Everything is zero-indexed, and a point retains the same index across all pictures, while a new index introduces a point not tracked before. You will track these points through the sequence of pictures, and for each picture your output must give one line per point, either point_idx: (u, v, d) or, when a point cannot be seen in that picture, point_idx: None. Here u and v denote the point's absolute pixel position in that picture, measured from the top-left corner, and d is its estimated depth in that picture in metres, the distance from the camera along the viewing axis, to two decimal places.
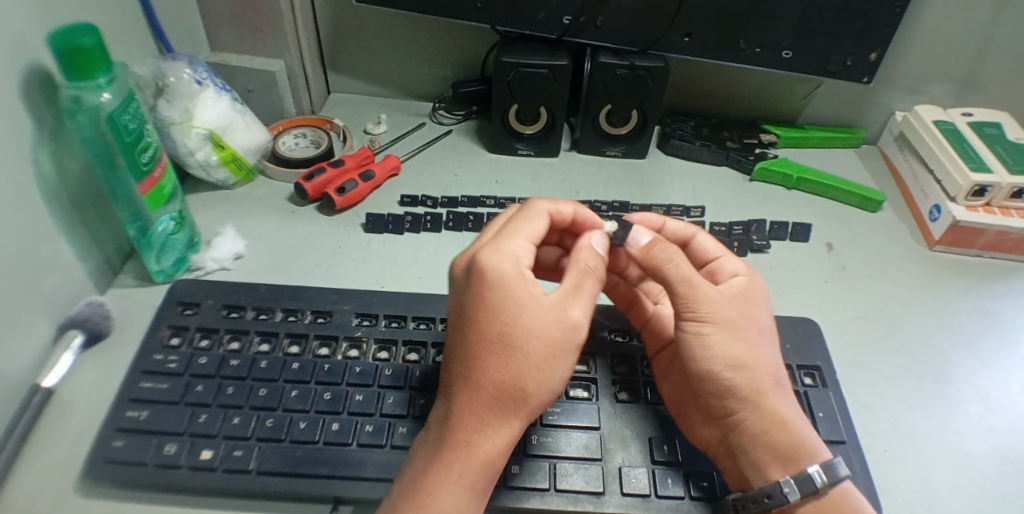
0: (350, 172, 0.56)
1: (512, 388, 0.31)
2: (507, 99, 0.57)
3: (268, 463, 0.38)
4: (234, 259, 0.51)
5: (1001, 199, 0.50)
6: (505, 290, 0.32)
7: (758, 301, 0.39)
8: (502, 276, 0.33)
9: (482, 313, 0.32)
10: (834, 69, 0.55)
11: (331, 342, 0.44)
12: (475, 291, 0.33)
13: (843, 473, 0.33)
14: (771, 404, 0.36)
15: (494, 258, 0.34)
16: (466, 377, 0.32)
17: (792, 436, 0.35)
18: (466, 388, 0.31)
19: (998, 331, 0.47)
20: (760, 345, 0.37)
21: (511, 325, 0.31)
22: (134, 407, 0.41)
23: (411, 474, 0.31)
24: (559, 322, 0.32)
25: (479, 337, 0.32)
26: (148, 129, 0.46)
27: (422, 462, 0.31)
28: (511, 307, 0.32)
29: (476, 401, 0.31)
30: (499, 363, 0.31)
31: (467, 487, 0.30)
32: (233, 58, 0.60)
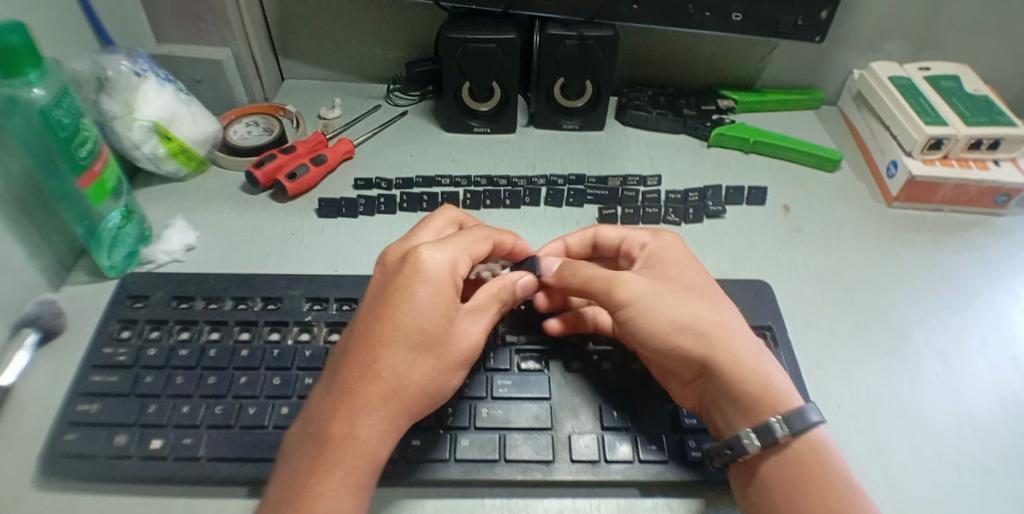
0: (300, 158, 0.55)
1: (409, 380, 0.33)
2: (457, 77, 0.56)
3: (218, 448, 0.38)
4: (186, 251, 0.51)
5: (959, 151, 0.50)
6: (431, 290, 0.34)
7: (681, 268, 0.40)
8: (436, 274, 0.35)
9: (398, 310, 0.33)
10: (785, 30, 0.54)
11: (281, 328, 0.44)
12: (401, 282, 0.34)
13: (810, 421, 0.31)
14: (726, 356, 0.34)
15: (425, 257, 0.36)
16: (365, 360, 0.33)
17: (759, 384, 0.34)
18: (365, 371, 0.32)
19: (953, 284, 0.47)
20: (703, 306, 0.37)
21: (417, 314, 0.34)
22: (85, 401, 0.40)
23: (290, 471, 0.31)
24: (467, 335, 0.36)
25: (387, 322, 0.33)
26: (84, 123, 0.45)
27: (300, 453, 0.31)
28: (423, 297, 0.34)
29: (370, 400, 0.32)
30: (400, 350, 0.33)
31: (353, 471, 0.30)
32: (179, 50, 0.59)
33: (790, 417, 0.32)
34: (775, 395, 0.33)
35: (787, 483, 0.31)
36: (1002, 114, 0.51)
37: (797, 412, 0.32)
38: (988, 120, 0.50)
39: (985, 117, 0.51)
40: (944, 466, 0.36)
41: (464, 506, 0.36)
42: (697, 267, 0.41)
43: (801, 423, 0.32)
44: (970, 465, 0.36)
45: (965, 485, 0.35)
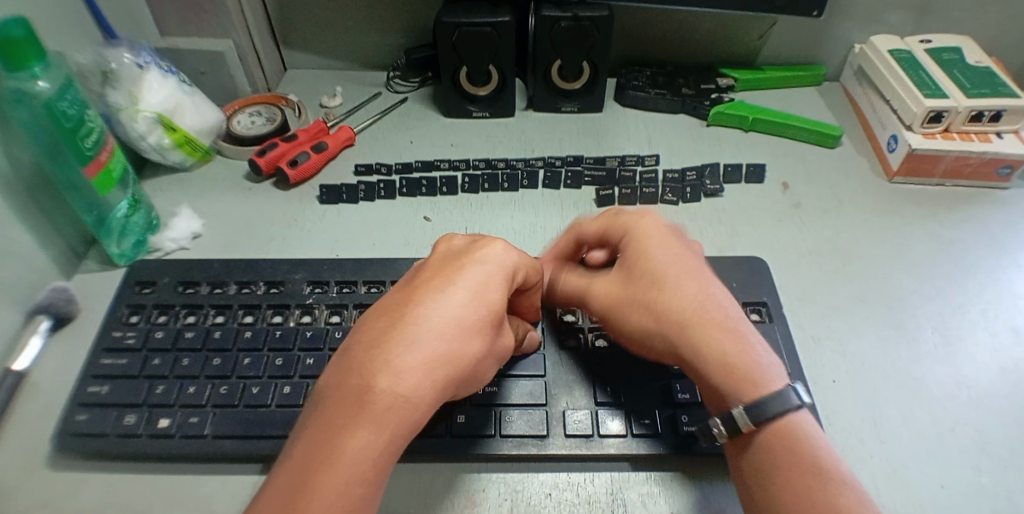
0: (302, 146, 0.56)
1: (467, 356, 0.29)
2: (454, 61, 0.56)
3: (222, 427, 0.39)
4: (192, 238, 0.52)
5: (961, 124, 0.50)
6: (503, 277, 0.31)
7: (657, 242, 0.37)
8: (507, 262, 0.32)
9: (469, 287, 0.30)
10: (782, 5, 0.53)
11: (284, 311, 0.45)
12: (473, 258, 0.31)
13: (771, 410, 0.30)
14: (689, 356, 0.33)
15: (486, 275, 0.30)
16: (397, 399, 0.26)
17: (746, 364, 0.32)
18: (391, 412, 0.26)
19: (953, 258, 0.47)
20: (664, 293, 0.35)
21: (466, 353, 0.28)
22: (96, 382, 0.42)
23: (323, 430, 0.26)
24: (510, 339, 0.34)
25: (434, 356, 0.27)
26: (90, 114, 0.46)
27: (336, 413, 0.26)
28: (476, 333, 0.29)
29: (431, 373, 0.27)
30: (434, 394, 0.27)
31: (392, 447, 0.26)
32: (182, 42, 0.60)
33: (760, 401, 0.30)
34: (764, 373, 0.32)
35: (759, 468, 0.30)
36: (1004, 85, 0.51)
37: (773, 395, 0.30)
38: (990, 92, 0.50)
39: (987, 89, 0.50)
40: (941, 437, 0.36)
41: (460, 479, 0.37)
42: (671, 235, 0.37)
43: (775, 406, 0.30)
44: (968, 436, 0.36)
45: (960, 455, 0.35)
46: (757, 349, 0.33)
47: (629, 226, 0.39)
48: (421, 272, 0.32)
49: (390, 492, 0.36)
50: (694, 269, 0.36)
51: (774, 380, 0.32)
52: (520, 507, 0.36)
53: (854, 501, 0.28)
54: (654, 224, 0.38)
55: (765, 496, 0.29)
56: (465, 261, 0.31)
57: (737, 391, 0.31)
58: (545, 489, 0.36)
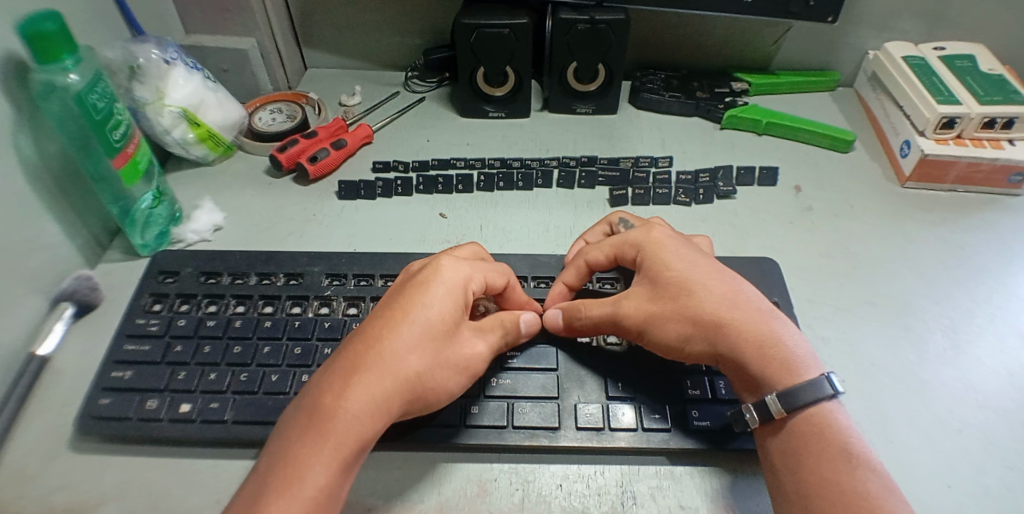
0: (322, 142, 0.57)
1: (412, 366, 0.33)
2: (471, 62, 0.57)
3: (242, 412, 0.40)
4: (213, 231, 0.53)
5: (973, 130, 0.51)
6: (447, 293, 0.35)
7: (670, 254, 0.40)
8: (451, 279, 0.36)
9: (413, 306, 0.34)
10: (796, 11, 0.54)
11: (303, 302, 0.46)
12: (418, 280, 0.36)
13: (801, 398, 0.33)
14: (736, 356, 0.36)
15: (433, 296, 0.35)
16: (343, 415, 0.30)
17: (782, 353, 0.35)
18: (340, 429, 0.30)
19: (964, 262, 0.47)
20: (690, 298, 0.37)
21: (406, 370, 0.33)
22: (119, 368, 0.43)
23: (283, 441, 0.30)
24: (472, 352, 0.36)
25: (377, 375, 0.32)
26: (118, 107, 0.47)
27: (295, 424, 0.31)
28: (417, 351, 0.33)
29: (376, 383, 0.32)
30: (378, 412, 0.31)
31: (343, 452, 0.30)
32: (206, 40, 0.61)
33: (792, 391, 0.33)
34: (799, 360, 0.35)
35: (789, 452, 0.33)
36: (1017, 92, 0.51)
37: (806, 383, 0.33)
38: (1002, 99, 0.51)
39: (999, 96, 0.51)
40: (949, 439, 0.37)
41: (472, 468, 0.38)
42: (683, 246, 0.40)
43: (807, 395, 0.33)
44: (977, 438, 0.37)
45: (967, 457, 0.36)
46: (784, 337, 0.36)
47: (639, 241, 0.41)
48: (383, 299, 0.36)
49: (403, 479, 0.37)
50: (711, 274, 0.39)
51: (807, 370, 0.34)
52: (531, 497, 0.36)
53: (877, 485, 0.30)
54: (663, 236, 0.41)
55: (796, 477, 0.32)
56: (417, 284, 0.36)
57: (778, 378, 0.34)
58: (556, 480, 0.37)
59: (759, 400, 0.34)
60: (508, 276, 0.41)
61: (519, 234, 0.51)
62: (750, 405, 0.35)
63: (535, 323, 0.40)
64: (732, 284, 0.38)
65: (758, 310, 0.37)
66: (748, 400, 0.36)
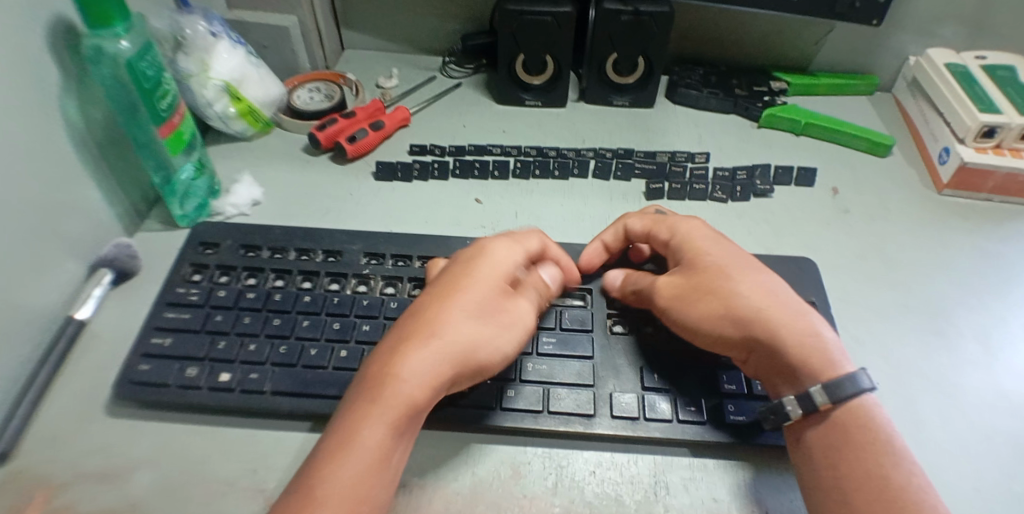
0: (360, 123, 0.57)
1: (462, 335, 0.34)
2: (512, 49, 0.57)
3: (282, 384, 0.41)
4: (251, 205, 0.54)
5: (1012, 141, 0.50)
6: (491, 272, 0.37)
7: (710, 243, 0.41)
8: (497, 259, 0.38)
9: (459, 280, 0.36)
10: (843, 12, 0.53)
11: (341, 279, 0.47)
12: (466, 259, 0.38)
13: (847, 391, 0.33)
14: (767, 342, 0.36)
15: (476, 273, 0.37)
16: (396, 385, 0.31)
17: (819, 346, 0.36)
18: (394, 395, 0.31)
19: (1000, 269, 0.47)
20: (728, 282, 0.38)
21: (456, 340, 0.34)
22: (159, 334, 0.44)
23: (343, 412, 0.32)
24: (519, 326, 0.37)
25: (428, 345, 0.33)
26: (165, 77, 0.48)
27: (354, 395, 0.32)
28: (464, 321, 0.34)
29: (427, 352, 0.33)
30: (430, 381, 0.32)
31: (395, 420, 0.31)
32: (247, 15, 0.61)
33: (839, 381, 0.34)
34: (837, 352, 0.35)
35: (827, 444, 0.33)
36: None
37: (849, 375, 0.34)
38: None
39: None
40: (983, 444, 0.37)
41: (506, 451, 0.38)
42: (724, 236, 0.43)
43: (851, 386, 0.34)
44: (1013, 445, 0.37)
45: (999, 464, 0.36)
46: (819, 334, 0.36)
47: (675, 224, 0.44)
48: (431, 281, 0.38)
49: (438, 458, 0.38)
50: (750, 264, 0.40)
51: (846, 366, 0.35)
52: (564, 482, 0.37)
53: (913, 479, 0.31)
54: (701, 226, 0.43)
55: (836, 471, 0.32)
56: (463, 265, 0.38)
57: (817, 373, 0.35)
58: (589, 466, 0.38)
59: (802, 393, 0.34)
60: (540, 245, 0.42)
61: (556, 222, 0.51)
62: (791, 397, 0.35)
63: (557, 277, 0.43)
64: (772, 275, 0.39)
65: (797, 300, 0.38)
66: (784, 394, 0.36)
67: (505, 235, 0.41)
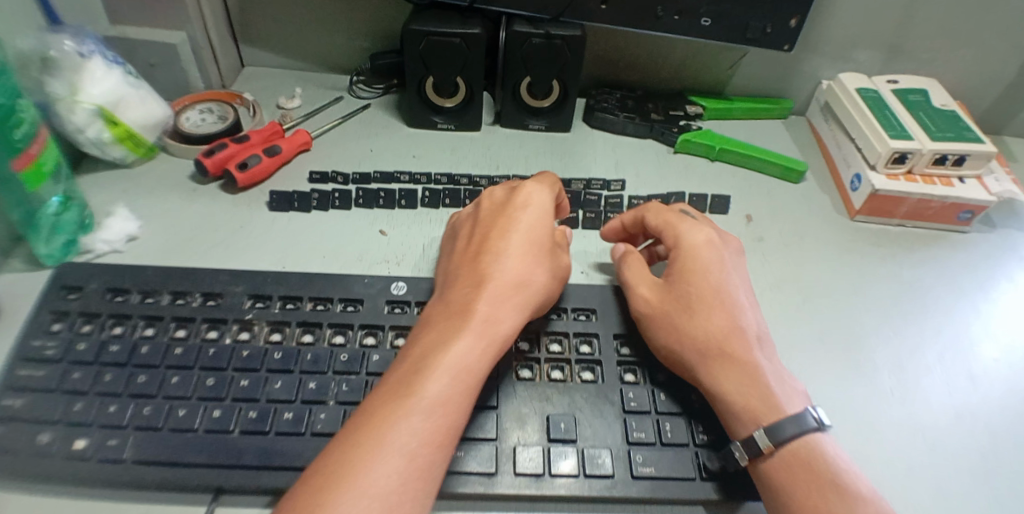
0: (254, 148, 0.53)
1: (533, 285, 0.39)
2: (420, 71, 0.54)
3: (146, 452, 0.37)
4: (126, 241, 0.49)
5: (924, 167, 0.51)
6: (537, 226, 0.42)
7: (696, 270, 0.41)
8: (540, 208, 0.43)
9: (514, 235, 0.41)
10: (754, 37, 0.53)
11: (220, 326, 0.43)
12: (510, 212, 0.42)
13: (788, 433, 0.33)
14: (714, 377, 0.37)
15: (529, 214, 0.42)
16: (488, 323, 0.35)
17: (760, 388, 0.36)
18: (485, 330, 0.35)
19: (908, 296, 0.48)
20: (695, 314, 0.39)
21: (530, 286, 0.39)
22: (8, 396, 0.38)
23: (430, 346, 0.34)
24: (562, 269, 0.42)
25: (507, 291, 0.37)
26: (22, 103, 0.42)
27: (435, 336, 0.35)
28: (535, 269, 0.40)
29: (504, 298, 0.37)
30: (510, 316, 0.37)
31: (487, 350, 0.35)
32: (130, 30, 0.55)
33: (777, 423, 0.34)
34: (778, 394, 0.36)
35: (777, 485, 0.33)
36: (968, 130, 0.52)
37: (790, 416, 0.34)
38: (953, 136, 0.51)
39: (950, 133, 0.52)
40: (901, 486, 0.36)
41: None
42: (704, 261, 0.42)
43: (793, 427, 0.34)
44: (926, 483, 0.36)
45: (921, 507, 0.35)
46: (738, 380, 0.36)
47: (681, 232, 0.43)
48: (480, 224, 0.43)
49: None
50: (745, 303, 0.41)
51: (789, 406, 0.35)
52: None
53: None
54: (700, 244, 0.43)
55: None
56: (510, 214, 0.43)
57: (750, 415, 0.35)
58: None
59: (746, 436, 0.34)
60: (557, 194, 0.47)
61: None
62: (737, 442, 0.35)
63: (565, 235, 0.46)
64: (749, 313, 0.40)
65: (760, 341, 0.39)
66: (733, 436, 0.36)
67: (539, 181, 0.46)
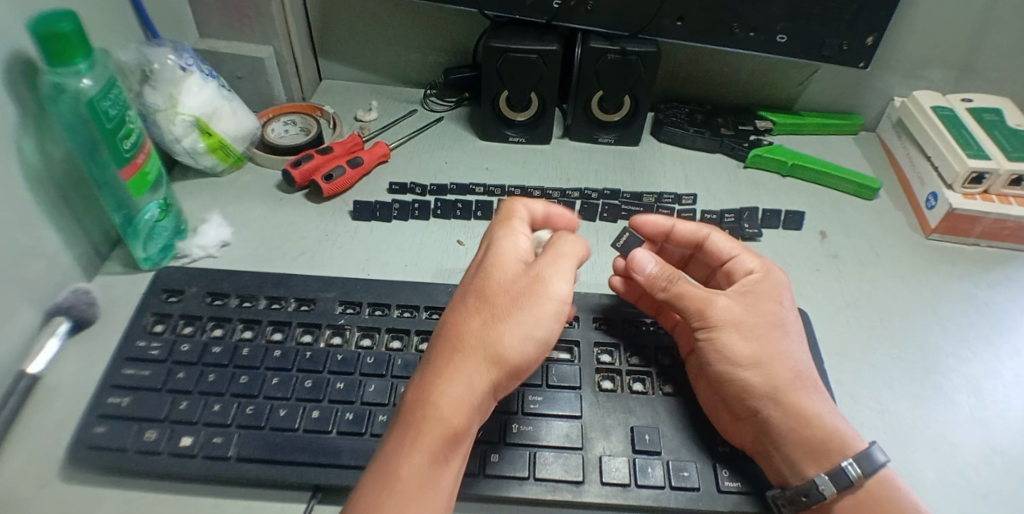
0: (338, 159, 0.55)
1: (490, 346, 0.32)
2: (496, 85, 0.56)
3: (247, 449, 0.38)
4: (220, 246, 0.51)
5: (1000, 187, 0.51)
6: (506, 262, 0.35)
7: (776, 297, 0.41)
8: (510, 246, 0.36)
9: (483, 281, 0.35)
10: (829, 54, 0.53)
11: (314, 330, 0.45)
12: (485, 259, 0.36)
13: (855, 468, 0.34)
14: (794, 402, 0.37)
15: (501, 256, 0.36)
16: (434, 409, 0.31)
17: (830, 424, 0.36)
18: (430, 419, 0.30)
19: (991, 318, 0.47)
20: (782, 339, 0.39)
21: (485, 348, 0.32)
22: (117, 394, 0.40)
23: (382, 448, 0.31)
24: (550, 302, 0.34)
25: (464, 357, 0.32)
26: (130, 115, 0.45)
27: (395, 426, 0.31)
28: (494, 327, 0.33)
29: (452, 367, 0.32)
30: (473, 400, 0.32)
31: (435, 441, 0.30)
32: (221, 45, 0.59)
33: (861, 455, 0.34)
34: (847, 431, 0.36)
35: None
36: None
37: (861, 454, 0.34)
38: None
39: None
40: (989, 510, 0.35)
41: None
42: (784, 291, 0.42)
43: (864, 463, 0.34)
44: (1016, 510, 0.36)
45: None
46: (814, 410, 0.36)
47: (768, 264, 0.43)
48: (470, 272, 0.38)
49: None
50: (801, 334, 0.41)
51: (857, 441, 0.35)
52: None
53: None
54: (783, 282, 0.42)
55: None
56: (489, 263, 0.36)
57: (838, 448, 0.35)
58: None
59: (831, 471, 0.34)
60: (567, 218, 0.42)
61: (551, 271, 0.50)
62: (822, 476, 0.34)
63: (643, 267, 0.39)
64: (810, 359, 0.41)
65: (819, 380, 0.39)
66: (811, 472, 0.35)
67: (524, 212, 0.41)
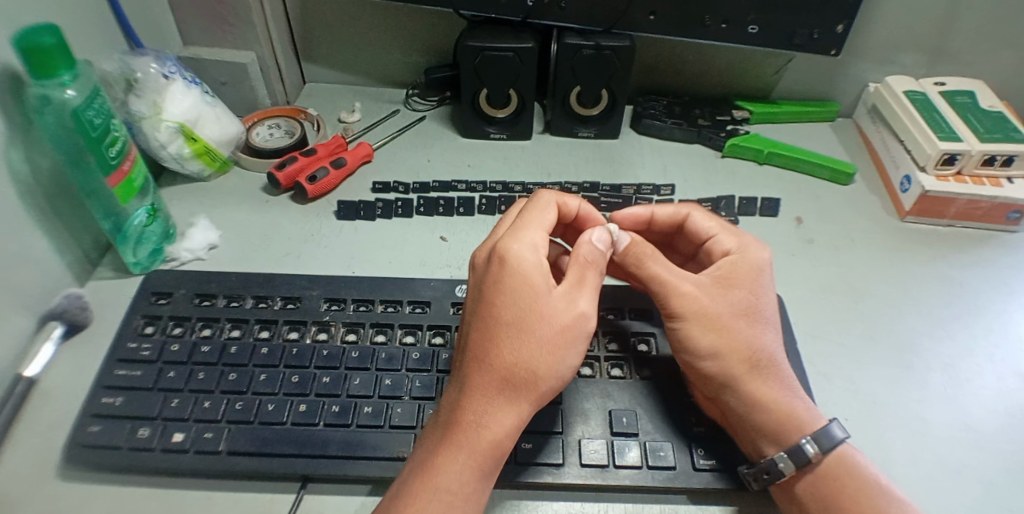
0: (321, 161, 0.56)
1: (519, 364, 0.33)
2: (475, 84, 0.57)
3: (237, 443, 0.39)
4: (207, 249, 0.52)
5: (972, 167, 0.51)
6: (524, 279, 0.34)
7: (749, 281, 0.42)
8: (521, 260, 0.35)
9: (498, 299, 0.34)
10: (800, 42, 0.54)
11: (300, 327, 0.46)
12: (494, 276, 0.35)
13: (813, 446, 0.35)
14: (753, 385, 0.38)
15: (512, 270, 0.35)
16: (472, 427, 0.32)
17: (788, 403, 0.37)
18: (470, 435, 0.32)
19: (964, 298, 0.48)
20: (748, 326, 0.39)
21: (515, 368, 0.33)
22: (110, 393, 0.42)
23: (418, 460, 0.33)
24: (571, 314, 0.35)
25: (493, 378, 0.33)
26: (114, 123, 0.46)
27: (433, 440, 0.33)
28: (520, 349, 0.33)
29: (485, 385, 0.33)
30: (508, 418, 0.33)
31: (478, 454, 0.32)
32: (204, 52, 0.60)
33: (822, 431, 0.36)
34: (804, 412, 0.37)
35: (826, 492, 0.34)
36: (1017, 130, 0.52)
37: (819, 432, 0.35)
38: (1003, 137, 0.51)
39: (999, 134, 0.52)
40: (953, 484, 0.36)
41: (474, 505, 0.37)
42: (758, 274, 0.42)
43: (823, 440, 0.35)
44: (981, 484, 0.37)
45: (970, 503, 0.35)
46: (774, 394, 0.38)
47: (747, 247, 0.44)
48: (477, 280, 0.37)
49: None
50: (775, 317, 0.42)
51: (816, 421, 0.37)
52: None
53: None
54: (759, 263, 0.43)
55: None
56: (500, 279, 0.35)
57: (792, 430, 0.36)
58: None
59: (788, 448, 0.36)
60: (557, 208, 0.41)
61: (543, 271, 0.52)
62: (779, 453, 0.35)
63: (606, 237, 0.39)
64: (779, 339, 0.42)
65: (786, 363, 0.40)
66: (767, 450, 0.37)
67: (530, 211, 0.39)
